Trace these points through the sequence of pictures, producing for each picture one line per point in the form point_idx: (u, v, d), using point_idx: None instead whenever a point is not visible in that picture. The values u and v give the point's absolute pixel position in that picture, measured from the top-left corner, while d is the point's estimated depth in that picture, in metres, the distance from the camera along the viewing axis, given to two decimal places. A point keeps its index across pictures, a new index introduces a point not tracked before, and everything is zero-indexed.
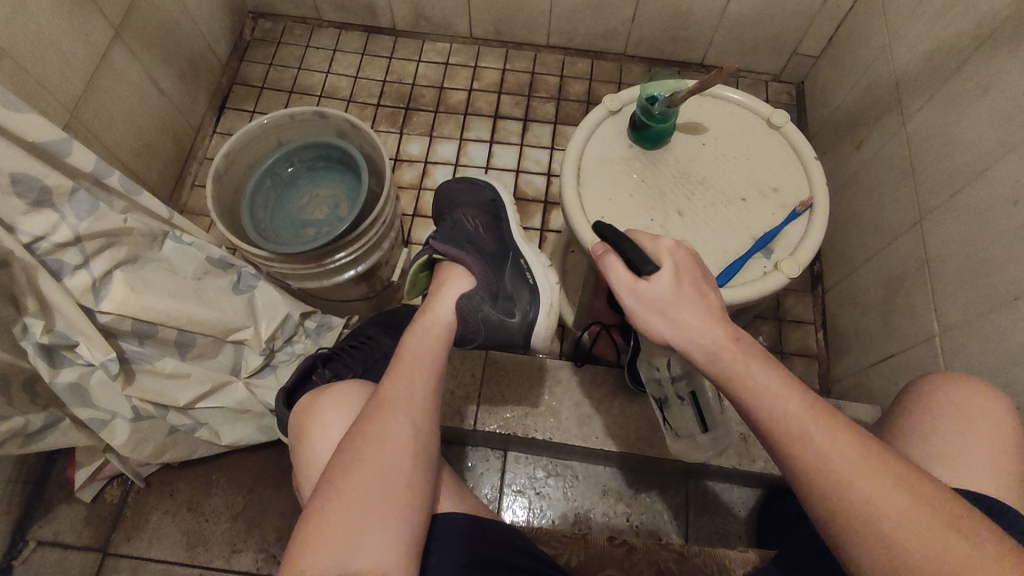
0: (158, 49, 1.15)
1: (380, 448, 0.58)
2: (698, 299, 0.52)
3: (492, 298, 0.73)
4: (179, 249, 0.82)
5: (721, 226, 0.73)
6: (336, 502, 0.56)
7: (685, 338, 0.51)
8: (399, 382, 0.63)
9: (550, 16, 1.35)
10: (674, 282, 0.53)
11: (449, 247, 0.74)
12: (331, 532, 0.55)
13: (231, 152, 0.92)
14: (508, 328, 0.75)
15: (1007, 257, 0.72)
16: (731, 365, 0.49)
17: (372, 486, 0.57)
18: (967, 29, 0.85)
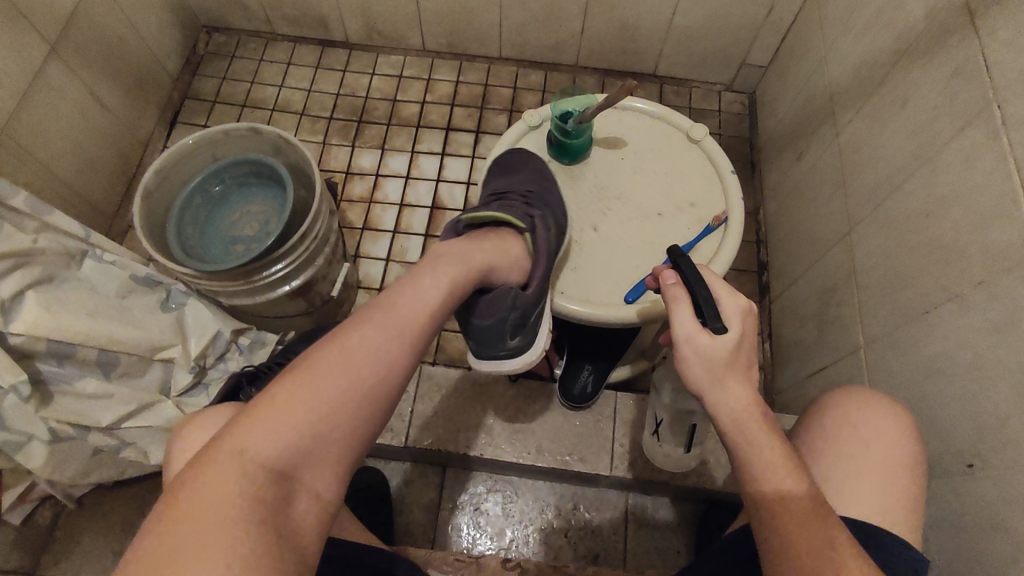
0: (99, 66, 1.15)
1: (314, 392, 0.51)
2: (741, 370, 0.56)
3: (522, 317, 0.65)
4: (99, 268, 0.84)
5: (636, 243, 0.74)
6: (246, 436, 0.49)
7: (719, 390, 0.55)
8: (369, 330, 0.55)
9: (501, 28, 1.35)
10: (732, 348, 0.56)
11: (539, 243, 0.67)
12: (230, 465, 0.47)
13: (162, 170, 0.92)
14: (497, 342, 0.66)
15: (920, 270, 0.72)
16: (748, 428, 0.53)
17: (290, 433, 0.49)
18: (890, 42, 0.85)
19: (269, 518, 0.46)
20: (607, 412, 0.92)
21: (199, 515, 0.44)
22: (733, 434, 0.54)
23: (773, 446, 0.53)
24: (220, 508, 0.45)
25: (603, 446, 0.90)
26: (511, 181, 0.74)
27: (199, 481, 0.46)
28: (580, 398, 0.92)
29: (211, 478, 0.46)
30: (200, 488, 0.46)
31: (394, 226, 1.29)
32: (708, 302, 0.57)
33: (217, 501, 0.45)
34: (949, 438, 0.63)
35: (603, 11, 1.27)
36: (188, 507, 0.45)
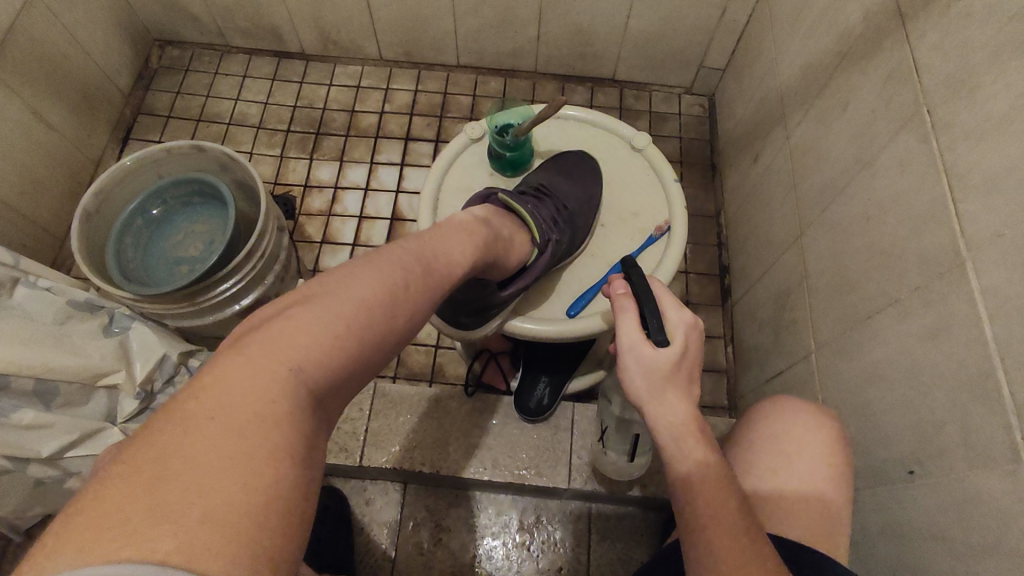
0: (41, 83, 1.12)
1: (343, 312, 0.45)
2: (682, 383, 0.54)
3: (482, 309, 0.63)
4: (32, 295, 0.81)
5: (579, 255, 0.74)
6: (269, 352, 0.41)
7: (657, 403, 0.53)
8: (399, 262, 0.51)
9: (457, 36, 1.34)
10: (675, 360, 0.54)
11: (540, 257, 0.66)
12: (257, 379, 0.40)
13: (102, 189, 0.89)
14: (448, 307, 0.63)
15: (862, 274, 0.72)
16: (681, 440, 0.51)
17: (324, 348, 0.43)
18: (832, 45, 0.85)
19: (299, 446, 0.40)
20: (564, 424, 0.91)
21: (225, 436, 0.37)
22: (664, 440, 0.52)
23: (703, 450, 0.51)
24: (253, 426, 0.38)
25: (560, 458, 0.89)
26: (559, 184, 0.72)
27: (213, 399, 0.39)
28: (537, 410, 0.90)
29: (230, 395, 0.39)
30: (224, 409, 0.38)
31: (354, 239, 1.28)
32: (653, 315, 0.55)
33: (242, 420, 0.38)
34: (892, 444, 0.63)
35: (558, 17, 1.26)
36: (213, 424, 0.37)
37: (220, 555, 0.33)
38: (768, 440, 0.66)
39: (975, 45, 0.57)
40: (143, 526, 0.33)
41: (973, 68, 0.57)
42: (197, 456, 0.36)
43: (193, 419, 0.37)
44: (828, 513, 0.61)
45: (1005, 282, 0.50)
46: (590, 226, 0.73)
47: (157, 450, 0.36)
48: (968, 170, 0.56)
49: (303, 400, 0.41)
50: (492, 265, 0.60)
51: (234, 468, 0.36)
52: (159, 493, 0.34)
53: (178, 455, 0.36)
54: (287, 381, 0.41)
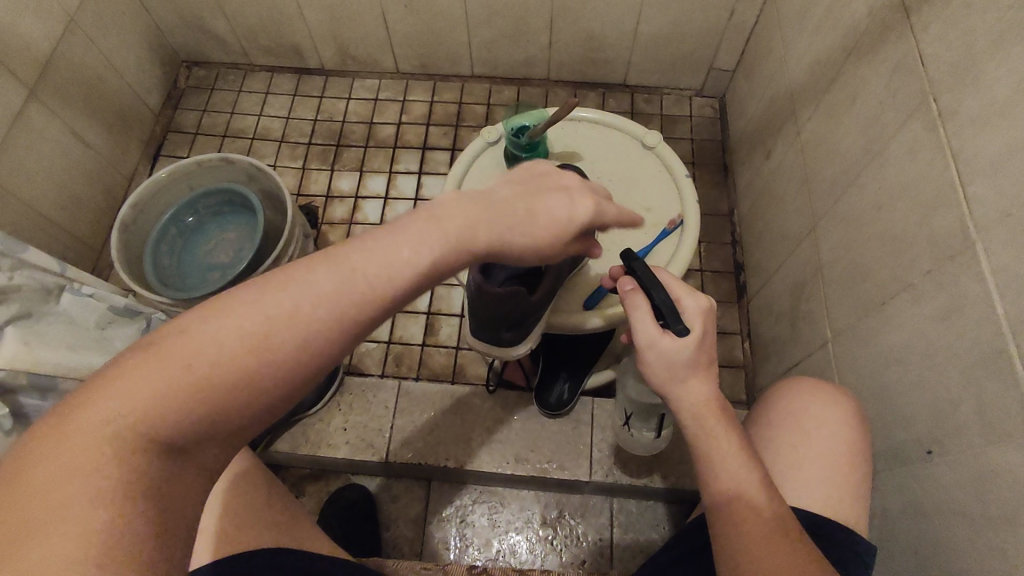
0: (79, 104, 1.18)
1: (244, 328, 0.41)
2: (704, 370, 0.54)
3: (519, 323, 0.66)
4: (78, 301, 0.85)
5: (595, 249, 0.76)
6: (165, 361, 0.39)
7: (681, 388, 0.55)
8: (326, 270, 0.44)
9: (471, 47, 1.38)
10: (693, 349, 0.54)
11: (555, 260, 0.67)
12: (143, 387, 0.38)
13: (138, 202, 0.94)
14: (491, 327, 0.67)
15: (875, 261, 0.73)
16: (707, 424, 0.54)
17: (178, 383, 0.39)
18: (838, 41, 0.87)
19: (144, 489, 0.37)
20: (585, 419, 0.93)
21: (67, 466, 0.36)
22: (688, 423, 0.55)
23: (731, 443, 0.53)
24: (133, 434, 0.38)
25: (581, 451, 0.91)
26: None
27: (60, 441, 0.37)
28: (557, 405, 0.91)
29: (83, 429, 0.37)
30: (109, 416, 0.37)
31: None
32: (669, 306, 0.54)
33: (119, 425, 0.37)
34: (910, 426, 0.64)
35: (569, 25, 1.30)
36: (89, 425, 0.37)
37: None
38: (785, 425, 0.68)
39: (977, 33, 0.59)
40: None
41: (976, 56, 0.59)
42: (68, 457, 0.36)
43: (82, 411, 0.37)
44: (847, 494, 0.62)
45: (1014, 259, 0.52)
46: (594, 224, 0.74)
47: (41, 440, 0.36)
48: (974, 154, 0.57)
49: (154, 441, 0.38)
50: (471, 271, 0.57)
51: (93, 483, 0.36)
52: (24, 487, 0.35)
53: (48, 469, 0.36)
54: (137, 420, 0.38)
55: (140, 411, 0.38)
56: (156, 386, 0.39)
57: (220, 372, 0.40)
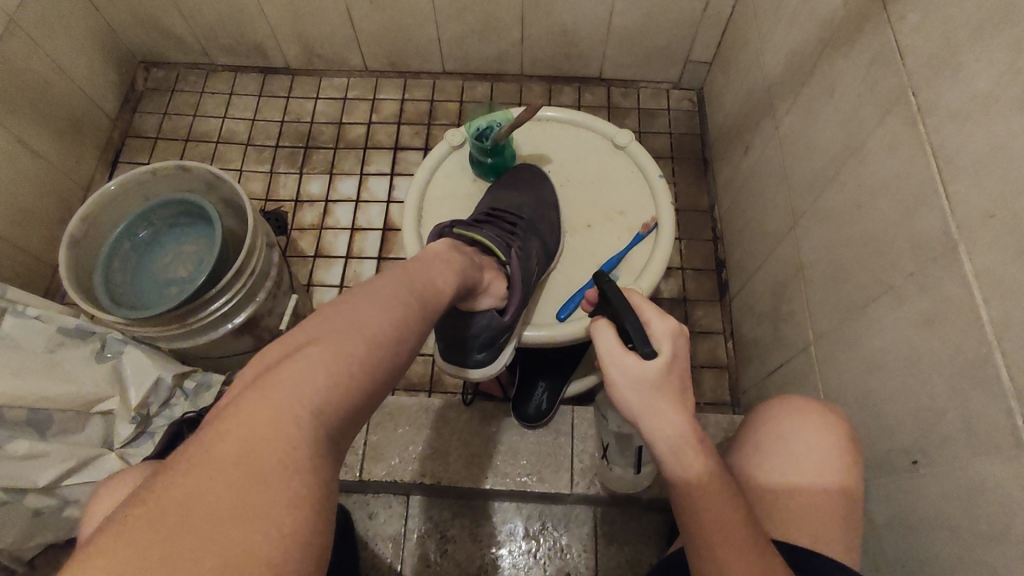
0: (27, 111, 1.12)
1: (337, 362, 0.43)
2: (675, 394, 0.52)
3: (486, 342, 0.63)
4: (21, 324, 0.80)
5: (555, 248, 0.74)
6: (251, 421, 0.39)
7: (655, 417, 0.51)
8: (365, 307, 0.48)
9: (441, 43, 1.34)
10: (664, 370, 0.53)
11: (517, 271, 0.62)
12: (314, 385, 0.42)
13: (87, 216, 0.89)
14: (463, 352, 0.63)
15: (857, 261, 0.70)
16: (683, 454, 0.50)
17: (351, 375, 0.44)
18: (814, 32, 0.84)
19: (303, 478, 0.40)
20: (565, 429, 0.89)
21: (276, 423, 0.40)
22: (664, 455, 0.51)
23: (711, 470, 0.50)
24: (262, 487, 0.37)
25: (562, 462, 0.88)
26: (510, 197, 0.71)
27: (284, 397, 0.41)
28: (535, 416, 0.89)
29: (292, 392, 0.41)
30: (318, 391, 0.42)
31: (348, 251, 1.27)
32: (637, 327, 0.54)
33: (231, 496, 0.37)
34: (895, 434, 0.62)
35: (540, 19, 1.26)
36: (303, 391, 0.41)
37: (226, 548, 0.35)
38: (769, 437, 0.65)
39: (955, 24, 0.56)
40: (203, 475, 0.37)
41: (954, 47, 0.56)
42: (198, 498, 0.36)
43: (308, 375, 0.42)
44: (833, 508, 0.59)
45: (998, 264, 0.49)
46: (556, 227, 0.71)
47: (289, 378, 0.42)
48: (955, 152, 0.55)
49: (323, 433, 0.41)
50: (472, 292, 0.58)
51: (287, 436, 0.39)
52: (154, 534, 0.34)
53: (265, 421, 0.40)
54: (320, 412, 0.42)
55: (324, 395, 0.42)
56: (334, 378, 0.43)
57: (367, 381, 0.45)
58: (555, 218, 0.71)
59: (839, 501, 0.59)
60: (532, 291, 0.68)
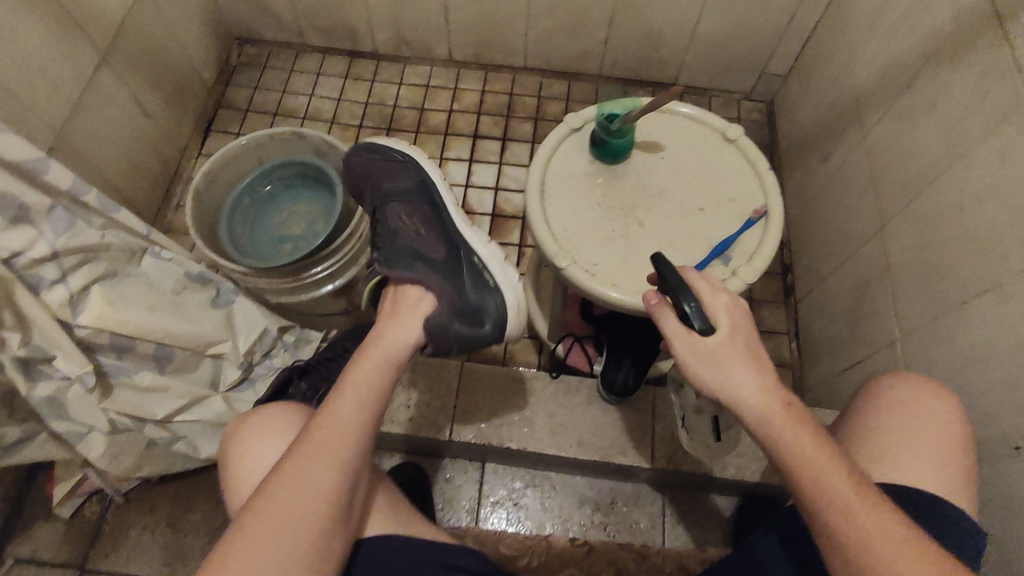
0: (143, 73, 1.19)
1: (356, 395, 0.62)
2: (749, 358, 0.54)
3: (457, 314, 0.73)
4: (157, 265, 0.84)
5: (445, 203, 0.83)
6: (303, 468, 0.57)
7: (731, 383, 0.53)
8: (370, 364, 0.64)
9: (528, 39, 1.40)
10: (729, 340, 0.54)
11: (388, 268, 0.73)
12: (341, 413, 0.61)
13: (210, 171, 0.94)
14: (481, 337, 0.75)
15: (956, 261, 0.75)
16: (774, 425, 0.51)
17: (365, 399, 0.62)
18: (916, 46, 0.89)
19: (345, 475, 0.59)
20: (647, 407, 0.94)
21: (322, 444, 0.59)
22: (753, 423, 0.52)
23: (802, 432, 0.52)
24: (316, 487, 0.57)
25: (644, 438, 0.92)
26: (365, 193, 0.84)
27: (324, 426, 0.60)
28: (622, 391, 0.90)
29: (331, 421, 0.60)
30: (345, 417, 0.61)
31: None
32: (691, 304, 0.56)
33: (291, 527, 0.55)
34: (995, 422, 0.66)
35: (627, 21, 1.31)
36: (336, 420, 0.60)
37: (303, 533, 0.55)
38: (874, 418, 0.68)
39: None
40: (284, 488, 0.57)
41: None
42: (284, 504, 0.56)
43: (335, 408, 0.61)
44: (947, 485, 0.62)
45: None
46: (391, 176, 0.83)
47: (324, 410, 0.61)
48: None
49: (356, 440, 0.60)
50: (408, 300, 0.72)
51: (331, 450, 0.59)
52: (261, 529, 0.55)
53: (316, 442, 0.59)
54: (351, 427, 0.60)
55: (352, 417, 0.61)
56: (354, 401, 0.62)
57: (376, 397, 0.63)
58: (401, 198, 0.81)
59: (960, 480, 0.60)
60: (456, 230, 0.80)
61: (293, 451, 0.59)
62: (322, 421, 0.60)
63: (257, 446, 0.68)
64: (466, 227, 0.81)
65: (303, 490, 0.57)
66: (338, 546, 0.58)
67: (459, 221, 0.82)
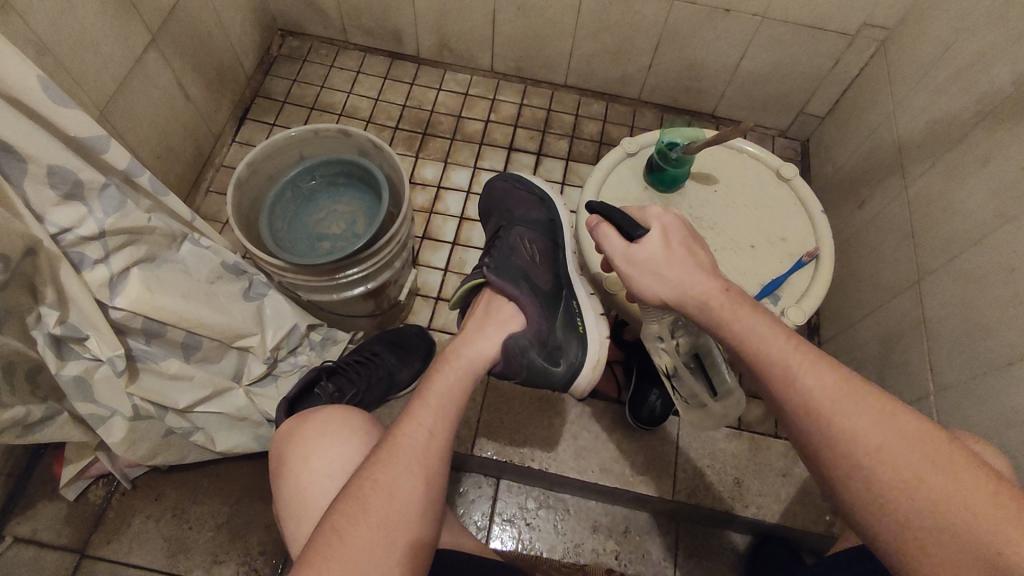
0: (188, 56, 1.18)
1: (434, 408, 0.63)
2: (685, 255, 0.59)
3: (538, 344, 0.73)
4: (195, 252, 0.83)
5: (565, 244, 0.83)
6: (392, 480, 0.59)
7: (671, 278, 0.58)
8: (451, 376, 0.67)
9: (571, 58, 1.40)
10: (662, 243, 0.60)
11: (495, 275, 0.74)
12: (421, 424, 0.62)
13: (255, 161, 0.94)
14: (549, 375, 0.75)
15: (1001, 321, 0.75)
16: (714, 310, 0.55)
17: (443, 410, 0.64)
18: (969, 104, 0.89)
19: (429, 485, 0.60)
20: (670, 438, 0.93)
21: (405, 453, 0.60)
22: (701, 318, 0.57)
23: (760, 319, 0.54)
24: (401, 496, 0.58)
25: (667, 469, 0.91)
26: (505, 212, 0.86)
27: (406, 435, 0.61)
28: (649, 419, 0.90)
29: (411, 430, 0.62)
30: (426, 427, 0.62)
31: (455, 238, 1.30)
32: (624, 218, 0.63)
33: (383, 536, 0.56)
34: None
35: (672, 50, 1.32)
36: (416, 430, 0.62)
37: (392, 544, 0.56)
38: None
39: None
40: (370, 497, 0.57)
41: None
42: (371, 512, 0.56)
43: (415, 419, 0.62)
44: None
45: None
46: (527, 202, 0.85)
47: (404, 420, 0.62)
48: None
49: (437, 448, 0.62)
50: (499, 320, 0.73)
51: (415, 458, 0.60)
52: (350, 539, 0.55)
53: (400, 449, 0.60)
54: (432, 436, 0.62)
55: (432, 428, 0.62)
56: (432, 412, 0.63)
57: (453, 409, 0.65)
58: (528, 223, 0.82)
59: None
60: (565, 275, 0.80)
61: (381, 459, 0.60)
62: (402, 430, 0.62)
63: (306, 461, 0.68)
64: (576, 276, 0.82)
65: (389, 499, 0.57)
66: (424, 553, 0.59)
67: (572, 267, 0.82)
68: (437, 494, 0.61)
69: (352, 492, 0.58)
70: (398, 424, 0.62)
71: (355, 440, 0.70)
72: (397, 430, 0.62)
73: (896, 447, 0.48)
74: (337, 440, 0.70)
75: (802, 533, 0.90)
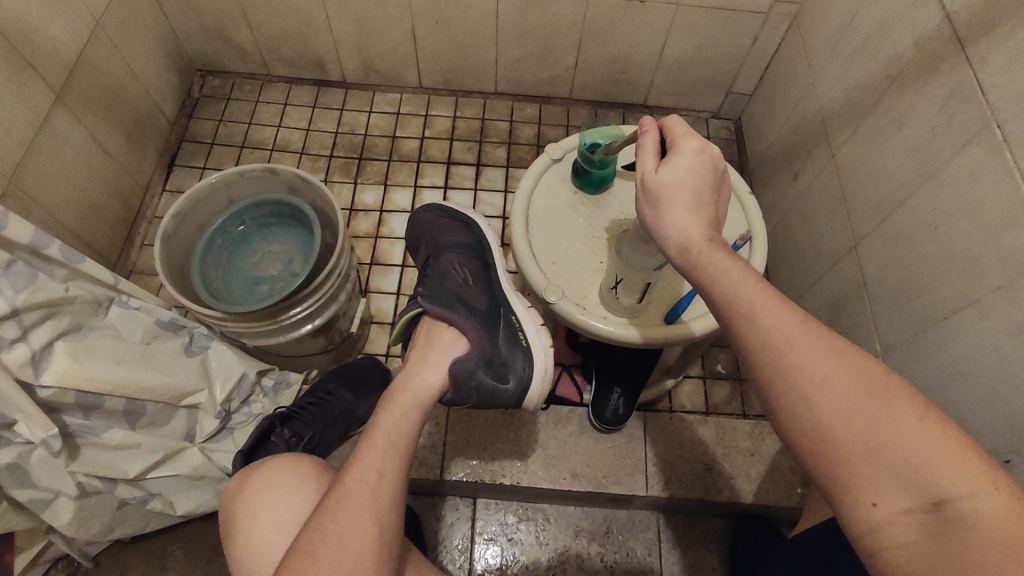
0: (100, 109, 1.14)
1: (382, 444, 0.64)
2: (694, 201, 0.55)
3: (485, 364, 0.74)
4: (126, 315, 0.81)
5: (499, 259, 0.82)
6: (341, 527, 0.57)
7: (671, 214, 0.56)
8: (398, 411, 0.67)
9: (498, 65, 1.40)
10: (678, 181, 0.56)
11: (430, 306, 0.75)
12: (369, 463, 0.62)
13: (179, 213, 0.91)
14: (500, 394, 0.75)
15: (931, 277, 0.77)
16: (692, 252, 0.53)
17: (392, 446, 0.64)
18: (878, 69, 0.92)
19: (383, 526, 0.59)
20: (637, 434, 0.94)
21: (355, 496, 0.59)
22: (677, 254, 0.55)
23: (729, 264, 0.51)
24: (354, 539, 0.57)
25: (638, 465, 0.92)
26: (432, 238, 0.85)
27: (356, 477, 0.61)
28: (613, 420, 0.90)
29: (360, 471, 0.61)
30: (375, 466, 0.62)
31: (403, 260, 1.28)
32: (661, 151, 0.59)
33: None
34: (987, 434, 0.67)
35: (596, 46, 1.33)
36: (365, 471, 0.61)
37: None
38: None
39: None
40: (322, 546, 0.56)
41: None
42: (324, 561, 0.55)
43: (363, 460, 0.62)
44: None
45: None
46: (449, 226, 0.84)
47: (353, 462, 0.62)
48: None
49: (390, 485, 0.61)
50: (442, 347, 0.74)
51: (365, 498, 0.60)
52: None
53: (350, 492, 0.60)
54: (383, 474, 0.62)
55: (381, 466, 0.62)
56: (380, 449, 0.63)
57: (402, 444, 0.65)
58: (457, 248, 0.82)
59: None
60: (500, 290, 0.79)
61: (331, 506, 0.59)
62: (350, 472, 0.61)
63: (257, 518, 0.67)
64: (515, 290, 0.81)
65: (341, 545, 0.56)
66: None
67: (508, 282, 0.81)
68: (394, 533, 0.60)
69: (304, 544, 0.56)
70: (347, 467, 0.62)
71: (307, 490, 0.69)
72: (346, 473, 0.61)
73: (884, 436, 0.43)
74: (288, 492, 0.68)
75: (777, 509, 0.91)
